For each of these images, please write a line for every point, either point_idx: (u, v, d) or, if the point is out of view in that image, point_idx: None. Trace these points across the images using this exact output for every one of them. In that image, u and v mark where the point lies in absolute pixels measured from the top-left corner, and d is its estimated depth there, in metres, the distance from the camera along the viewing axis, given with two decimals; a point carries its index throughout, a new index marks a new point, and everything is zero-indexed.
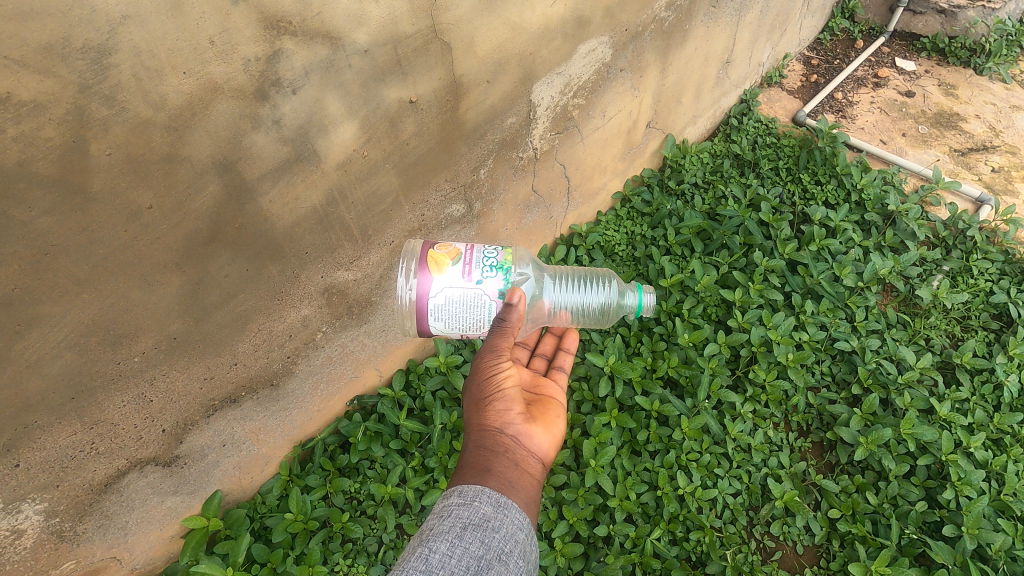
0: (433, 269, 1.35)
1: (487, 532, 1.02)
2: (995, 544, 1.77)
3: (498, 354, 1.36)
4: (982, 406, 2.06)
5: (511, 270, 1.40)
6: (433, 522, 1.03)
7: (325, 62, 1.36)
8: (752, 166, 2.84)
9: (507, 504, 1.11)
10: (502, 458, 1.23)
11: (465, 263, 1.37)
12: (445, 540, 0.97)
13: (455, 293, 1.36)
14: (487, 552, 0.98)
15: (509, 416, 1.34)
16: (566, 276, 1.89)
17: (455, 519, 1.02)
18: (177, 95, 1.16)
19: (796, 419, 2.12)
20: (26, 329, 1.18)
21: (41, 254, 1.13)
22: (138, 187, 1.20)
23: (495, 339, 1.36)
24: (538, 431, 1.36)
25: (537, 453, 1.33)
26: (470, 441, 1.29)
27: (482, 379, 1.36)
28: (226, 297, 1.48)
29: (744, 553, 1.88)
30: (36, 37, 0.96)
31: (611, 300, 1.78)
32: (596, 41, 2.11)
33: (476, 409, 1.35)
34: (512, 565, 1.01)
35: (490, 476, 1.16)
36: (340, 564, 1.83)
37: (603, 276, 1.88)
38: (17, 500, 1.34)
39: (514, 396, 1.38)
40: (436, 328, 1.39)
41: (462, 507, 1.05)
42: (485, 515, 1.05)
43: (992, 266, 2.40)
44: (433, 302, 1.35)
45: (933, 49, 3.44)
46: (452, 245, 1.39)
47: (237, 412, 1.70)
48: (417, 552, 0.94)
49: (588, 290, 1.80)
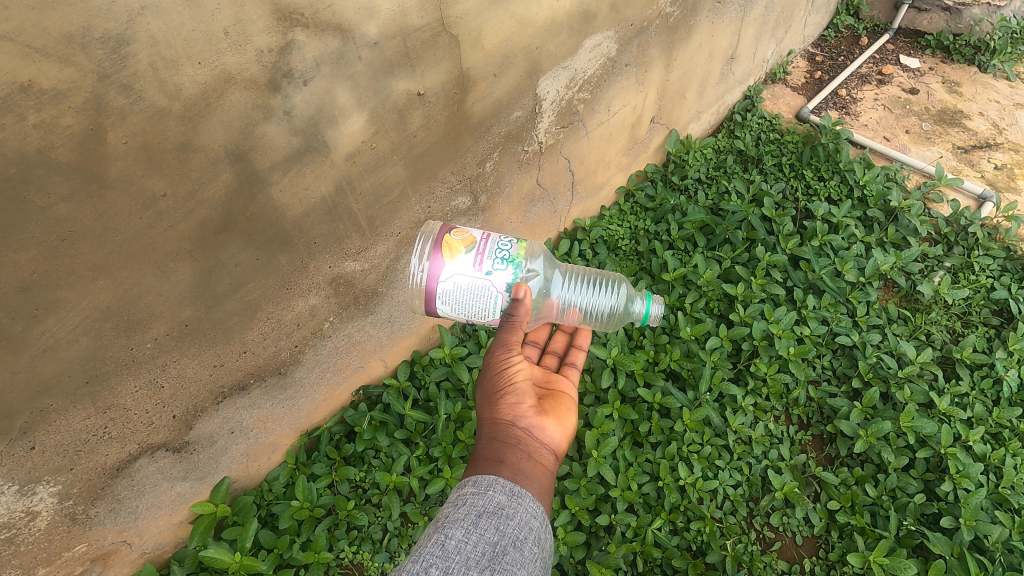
0: (446, 255, 1.38)
1: (502, 519, 1.05)
2: (992, 536, 1.78)
3: (509, 349, 1.43)
4: (981, 401, 2.08)
5: (522, 265, 1.42)
6: (449, 510, 1.06)
7: (336, 54, 1.39)
8: (755, 162, 2.85)
9: (521, 494, 1.13)
10: (514, 450, 1.25)
11: (478, 252, 1.39)
12: (460, 527, 0.99)
13: (464, 281, 1.38)
14: (502, 538, 1.01)
15: (522, 409, 1.35)
16: (578, 275, 1.92)
17: (471, 507, 1.05)
18: (192, 85, 1.18)
19: (796, 412, 2.15)
20: (43, 313, 1.21)
21: (58, 240, 1.15)
22: (152, 175, 1.22)
23: (506, 334, 1.43)
24: (551, 423, 1.38)
25: (551, 445, 1.35)
26: (483, 434, 1.32)
27: (493, 373, 1.41)
28: (236, 286, 1.50)
29: (744, 543, 1.90)
30: (58, 26, 0.98)
31: (620, 305, 1.81)
32: (602, 36, 2.12)
33: (488, 403, 1.38)
34: (526, 552, 1.03)
35: (502, 466, 1.19)
36: (346, 551, 1.87)
37: (613, 282, 1.91)
38: (32, 483, 1.37)
39: (525, 390, 1.40)
40: (442, 311, 1.42)
41: (478, 495, 1.08)
42: (499, 503, 1.08)
43: (993, 263, 2.42)
44: (442, 287, 1.38)
45: (937, 47, 3.45)
46: (468, 232, 1.41)
47: (246, 399, 1.73)
48: (434, 538, 0.97)
49: (598, 292, 1.84)
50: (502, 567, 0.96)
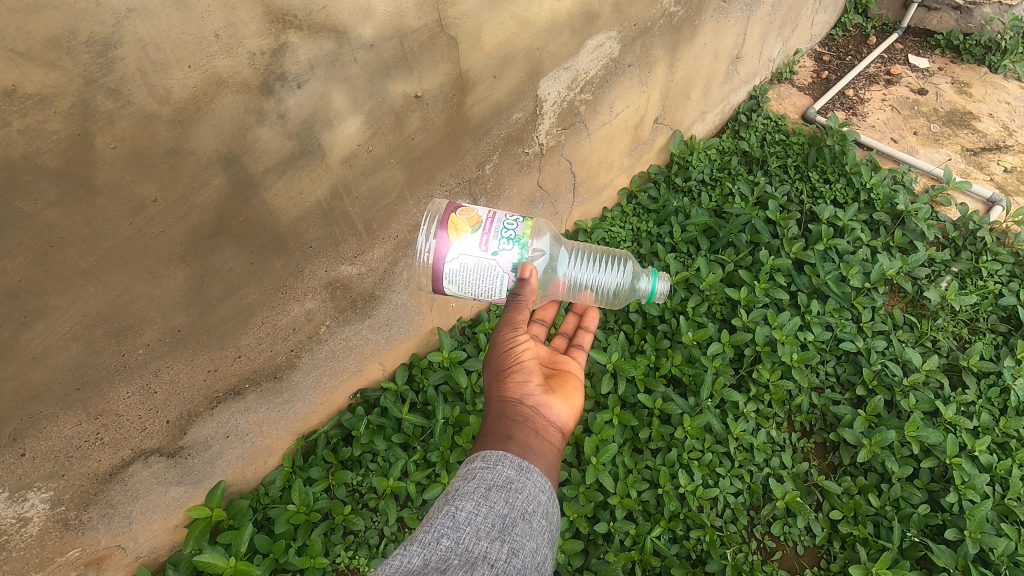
0: (452, 235, 1.36)
1: (511, 492, 1.02)
2: (998, 549, 1.75)
3: (514, 327, 1.37)
4: (987, 410, 2.05)
5: (528, 245, 1.40)
6: (458, 483, 1.04)
7: (330, 57, 1.36)
8: (760, 163, 2.81)
9: (529, 468, 1.10)
10: (522, 426, 1.21)
11: (484, 232, 1.37)
12: (470, 498, 0.98)
13: (471, 261, 1.36)
14: (511, 510, 0.99)
15: (529, 388, 1.31)
16: (582, 252, 1.88)
17: (480, 481, 1.03)
18: (181, 88, 1.16)
19: (799, 419, 2.11)
20: (32, 320, 1.19)
21: (46, 246, 1.14)
22: (143, 180, 1.20)
23: (512, 313, 1.37)
24: (558, 402, 1.32)
25: (558, 423, 1.30)
26: (490, 412, 1.28)
27: (499, 352, 1.36)
28: (230, 291, 1.48)
29: (744, 552, 1.88)
30: (41, 30, 0.96)
31: (625, 282, 1.78)
32: (603, 36, 2.09)
33: (494, 381, 1.35)
34: (536, 524, 1.01)
35: (510, 443, 1.15)
36: (342, 556, 1.85)
37: (618, 258, 1.86)
38: (23, 489, 1.35)
39: (533, 368, 1.35)
40: (449, 290, 1.41)
41: (486, 470, 1.06)
42: (508, 478, 1.05)
43: (1002, 268, 2.38)
44: (449, 267, 1.36)
45: (947, 46, 3.39)
46: (474, 211, 1.38)
47: (241, 404, 1.71)
48: (444, 510, 0.96)
49: (602, 270, 1.80)
50: (512, 538, 0.94)
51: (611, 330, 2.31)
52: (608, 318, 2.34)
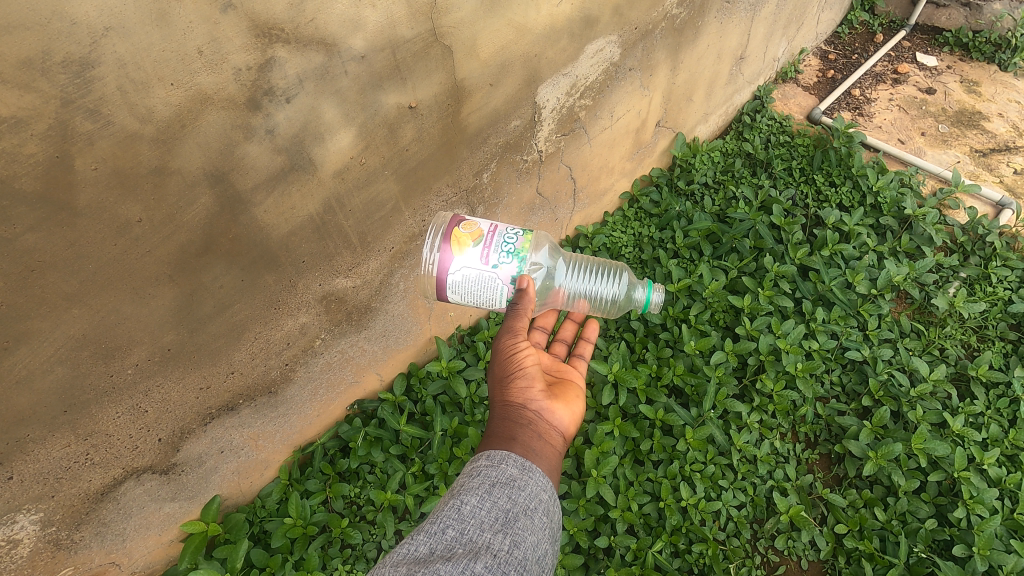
0: (455, 248, 1.33)
1: (514, 489, 0.98)
2: (1007, 566, 1.70)
3: (515, 334, 1.34)
4: (996, 421, 2.00)
5: (528, 258, 1.35)
6: (463, 480, 1.01)
7: (321, 70, 1.33)
8: (764, 165, 2.76)
9: (532, 468, 1.06)
10: (525, 429, 1.17)
11: (485, 246, 1.33)
12: (475, 493, 0.95)
13: (473, 274, 1.33)
14: (514, 506, 0.95)
15: (531, 393, 1.27)
16: (579, 264, 1.87)
17: (484, 477, 0.99)
18: (164, 107, 1.13)
19: (803, 430, 2.06)
20: (14, 345, 1.16)
21: (27, 270, 1.11)
22: (126, 201, 1.18)
23: (511, 321, 1.34)
24: (560, 407, 1.28)
25: (560, 428, 1.25)
26: (494, 416, 1.25)
27: (502, 358, 1.33)
28: (221, 308, 1.46)
29: (748, 567, 1.85)
30: (14, 52, 0.93)
31: (622, 293, 1.76)
32: (603, 40, 2.04)
33: (499, 386, 1.30)
34: (537, 521, 0.96)
35: (514, 443, 1.12)
36: (340, 570, 1.80)
37: (614, 270, 1.85)
38: (12, 512, 1.32)
39: (536, 374, 1.31)
40: (452, 300, 1.39)
41: (491, 468, 1.02)
42: (511, 476, 1.01)
43: (1011, 274, 2.32)
44: (451, 279, 1.34)
45: (956, 44, 3.33)
46: (477, 224, 1.35)
47: (235, 419, 1.68)
48: (450, 504, 0.93)
49: (597, 282, 1.78)
50: (515, 531, 0.91)
51: (612, 339, 2.28)
52: (608, 326, 2.31)
